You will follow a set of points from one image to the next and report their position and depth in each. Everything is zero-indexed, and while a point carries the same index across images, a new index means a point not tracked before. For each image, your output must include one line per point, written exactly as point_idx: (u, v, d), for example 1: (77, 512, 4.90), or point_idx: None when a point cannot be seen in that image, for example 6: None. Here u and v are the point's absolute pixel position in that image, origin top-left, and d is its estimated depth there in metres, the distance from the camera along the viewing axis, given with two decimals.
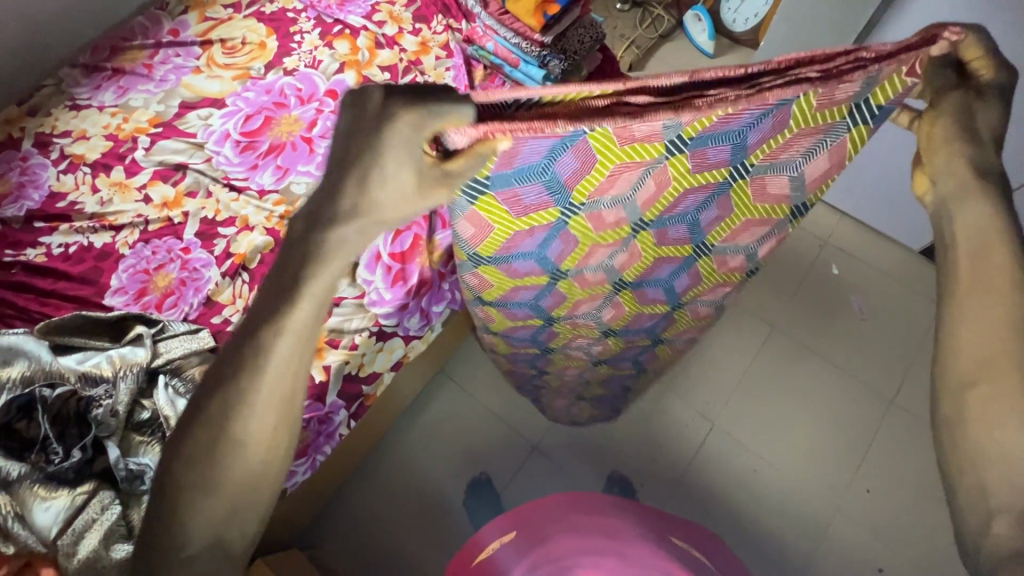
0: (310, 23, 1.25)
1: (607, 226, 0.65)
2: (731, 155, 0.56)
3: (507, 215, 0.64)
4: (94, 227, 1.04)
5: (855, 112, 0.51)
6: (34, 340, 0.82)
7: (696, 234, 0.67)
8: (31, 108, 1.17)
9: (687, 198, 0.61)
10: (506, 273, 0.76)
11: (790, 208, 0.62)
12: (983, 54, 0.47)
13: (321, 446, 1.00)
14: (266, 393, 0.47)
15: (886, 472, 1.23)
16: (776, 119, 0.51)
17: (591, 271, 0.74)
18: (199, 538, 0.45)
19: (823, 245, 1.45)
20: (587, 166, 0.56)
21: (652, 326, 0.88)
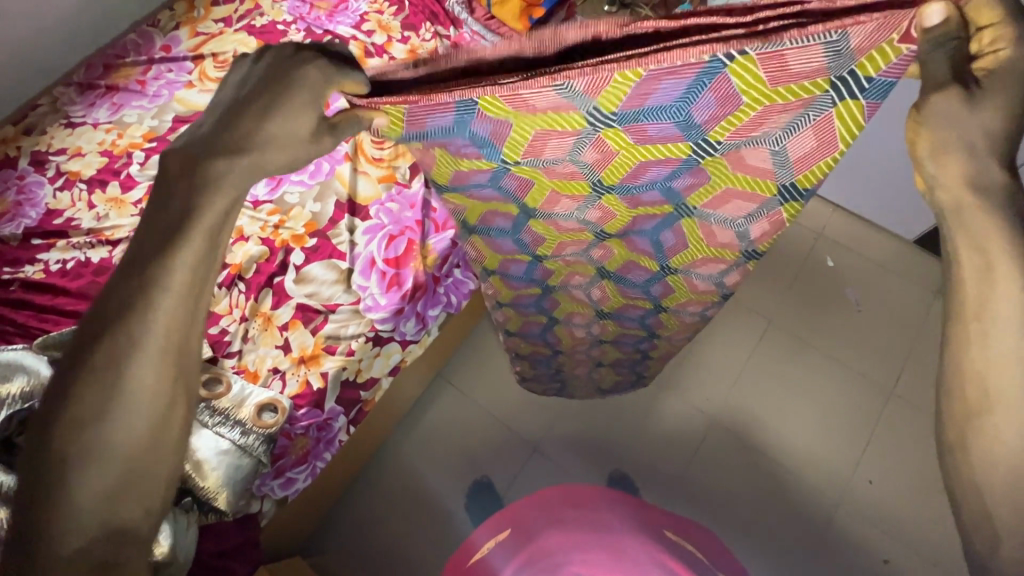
0: (300, 35, 1.27)
1: (560, 175, 0.62)
2: (683, 131, 0.53)
3: (442, 154, 0.62)
4: (91, 242, 1.05)
5: (840, 85, 0.45)
6: (34, 356, 0.83)
7: (672, 197, 0.62)
8: (26, 127, 1.19)
9: (650, 169, 0.58)
10: (470, 195, 0.70)
11: (778, 186, 0.56)
12: (998, 20, 0.40)
13: (321, 453, 1.00)
14: (164, 337, 0.47)
15: (887, 463, 1.23)
16: (718, 95, 0.48)
17: (562, 216, 0.70)
18: (83, 509, 0.43)
19: (817, 238, 1.45)
20: (503, 129, 0.55)
21: (646, 285, 0.81)
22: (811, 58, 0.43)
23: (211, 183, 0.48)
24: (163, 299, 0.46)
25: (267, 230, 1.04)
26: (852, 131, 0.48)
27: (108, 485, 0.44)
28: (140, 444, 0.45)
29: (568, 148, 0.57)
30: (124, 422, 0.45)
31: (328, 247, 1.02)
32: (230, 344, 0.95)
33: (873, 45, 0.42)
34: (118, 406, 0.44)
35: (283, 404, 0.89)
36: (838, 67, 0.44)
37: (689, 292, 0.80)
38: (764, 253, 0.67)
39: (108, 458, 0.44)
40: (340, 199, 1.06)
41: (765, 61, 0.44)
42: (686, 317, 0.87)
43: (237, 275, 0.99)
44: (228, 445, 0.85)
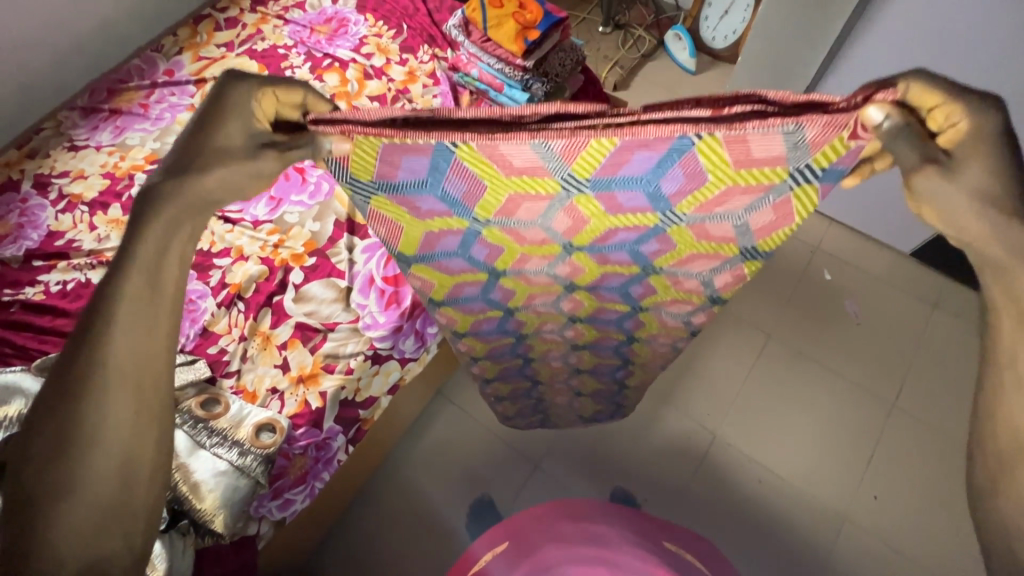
0: (301, 58, 1.31)
1: (532, 241, 0.61)
2: (651, 203, 0.52)
3: (409, 216, 0.57)
4: (91, 264, 1.06)
5: (797, 175, 0.47)
6: (32, 378, 0.84)
7: (640, 259, 0.62)
8: (30, 151, 1.20)
9: (617, 235, 0.58)
10: (439, 270, 0.67)
11: (738, 248, 0.57)
12: (944, 100, 0.40)
13: (319, 473, 0.99)
14: (117, 364, 0.43)
15: (893, 477, 1.22)
16: (686, 171, 0.48)
17: (532, 272, 0.68)
18: (63, 549, 0.40)
19: (814, 251, 1.47)
20: (477, 190, 0.53)
21: (620, 320, 0.78)
22: (770, 146, 0.44)
23: (153, 211, 0.45)
24: (116, 327, 0.43)
25: (267, 249, 1.05)
26: (807, 207, 0.49)
27: (86, 524, 0.41)
28: (113, 479, 0.42)
29: (540, 212, 0.55)
30: (90, 457, 0.41)
31: (326, 266, 1.04)
32: (229, 364, 0.95)
33: (825, 141, 0.44)
34: (82, 432, 0.41)
35: (281, 424, 0.89)
36: (796, 159, 0.45)
37: (660, 325, 0.78)
38: (727, 300, 0.68)
39: (74, 498, 0.40)
40: (339, 218, 1.08)
41: (731, 144, 0.45)
42: (658, 347, 0.85)
43: (237, 295, 1.01)
44: (225, 465, 0.83)
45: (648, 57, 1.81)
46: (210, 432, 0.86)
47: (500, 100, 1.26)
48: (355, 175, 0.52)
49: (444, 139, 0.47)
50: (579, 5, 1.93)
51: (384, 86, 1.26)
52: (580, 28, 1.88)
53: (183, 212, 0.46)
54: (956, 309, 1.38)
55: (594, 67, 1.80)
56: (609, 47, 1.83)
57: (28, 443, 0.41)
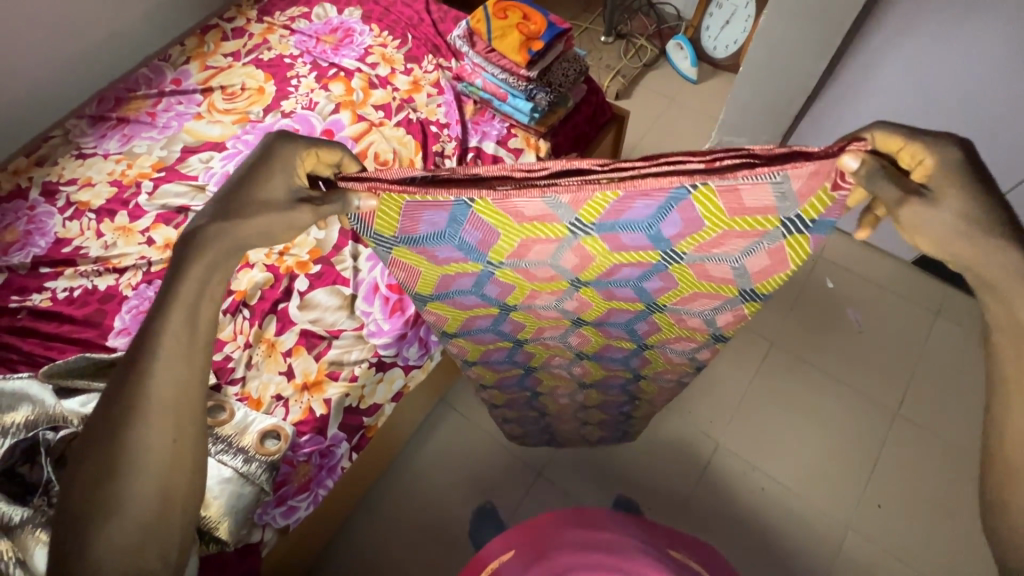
0: (307, 68, 1.32)
1: (541, 279, 0.60)
2: (653, 243, 0.53)
3: (427, 262, 0.59)
4: (98, 270, 1.07)
5: (789, 223, 0.49)
6: (38, 385, 0.85)
7: (644, 296, 0.62)
8: (38, 159, 1.22)
9: (622, 270, 0.58)
10: (451, 303, 0.68)
11: (738, 289, 0.58)
12: (906, 143, 0.43)
13: (323, 480, 0.99)
14: (157, 398, 0.47)
15: (896, 485, 1.22)
16: (684, 216, 0.49)
17: (541, 306, 0.67)
18: (107, 564, 0.43)
19: (816, 260, 1.48)
20: (491, 237, 0.54)
21: (626, 359, 0.79)
22: (762, 198, 0.47)
23: (186, 258, 0.49)
24: (157, 365, 0.47)
25: (272, 256, 1.06)
26: (800, 256, 0.51)
27: (127, 540, 0.44)
28: (151, 501, 0.46)
29: (551, 253, 0.56)
30: (130, 482, 0.45)
31: (331, 274, 1.05)
32: (233, 371, 0.95)
33: (811, 192, 0.46)
34: (125, 458, 0.45)
35: (286, 431, 0.89)
36: (785, 210, 0.47)
37: (666, 361, 0.77)
38: (730, 338, 0.68)
39: (117, 517, 0.44)
40: (344, 226, 1.09)
41: (725, 194, 0.47)
42: (665, 383, 0.85)
43: (242, 302, 1.01)
44: (230, 473, 0.84)
45: (650, 66, 1.82)
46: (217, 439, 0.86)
47: (503, 110, 1.26)
48: (382, 230, 0.55)
49: (464, 196, 0.50)
50: (581, 15, 1.95)
51: (388, 95, 1.27)
52: (582, 38, 1.90)
53: (221, 256, 0.50)
54: (958, 317, 1.38)
55: (596, 76, 1.81)
56: (611, 56, 1.84)
57: (81, 467, 0.46)
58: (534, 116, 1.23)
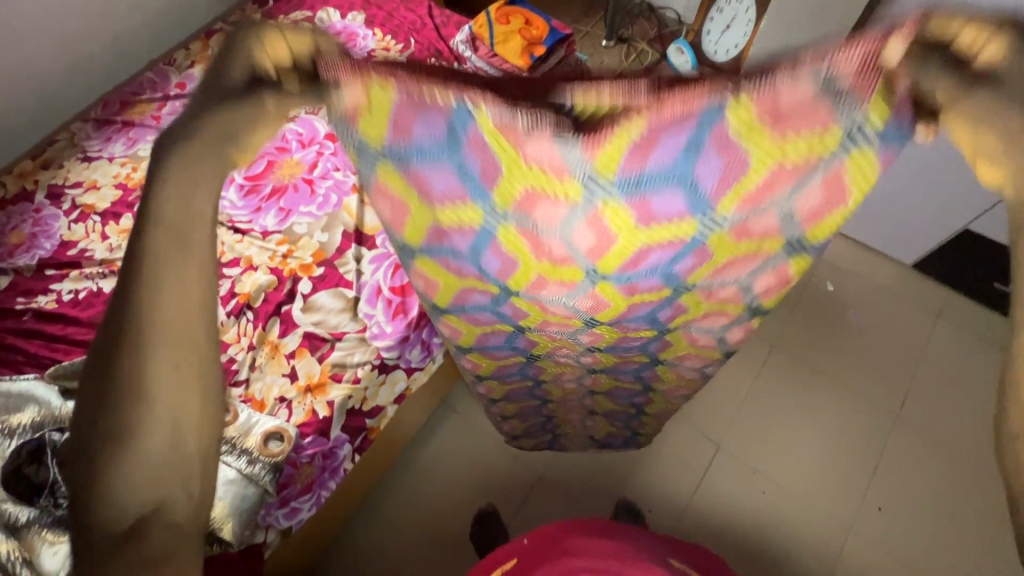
0: None
1: (551, 257, 0.50)
2: (687, 206, 0.44)
3: (419, 201, 0.47)
4: (103, 273, 1.07)
5: (852, 136, 0.38)
6: (45, 386, 0.86)
7: (672, 281, 0.52)
8: (43, 161, 1.23)
9: (650, 255, 0.48)
10: (447, 269, 0.56)
11: (783, 242, 0.48)
12: (960, 20, 0.32)
13: (326, 481, 1.00)
14: (163, 319, 0.37)
15: (896, 488, 1.22)
16: (721, 152, 0.39)
17: (550, 301, 0.58)
18: (125, 501, 0.37)
19: (817, 262, 1.47)
20: (494, 173, 0.43)
21: (638, 369, 0.76)
22: (814, 103, 0.36)
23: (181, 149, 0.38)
24: (165, 281, 0.38)
25: (276, 259, 1.07)
26: (863, 182, 0.41)
27: (148, 474, 0.37)
28: (169, 431, 0.38)
29: (559, 218, 0.46)
30: (141, 411, 0.37)
31: (334, 276, 1.05)
32: (238, 372, 0.96)
33: (869, 88, 0.35)
34: (137, 385, 0.37)
35: (290, 432, 0.90)
36: (847, 114, 0.37)
37: (689, 347, 0.69)
38: (771, 309, 0.60)
39: (135, 448, 0.37)
40: (347, 229, 1.10)
41: (763, 104, 0.36)
42: (685, 372, 0.77)
43: (247, 304, 1.02)
44: (234, 474, 0.86)
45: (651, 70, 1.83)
46: None
47: None
48: (365, 137, 0.42)
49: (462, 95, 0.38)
50: (582, 19, 1.96)
51: None
52: (583, 42, 1.90)
53: (204, 152, 0.38)
54: (957, 320, 1.39)
55: None
56: (612, 60, 1.85)
57: (92, 393, 0.37)
58: None
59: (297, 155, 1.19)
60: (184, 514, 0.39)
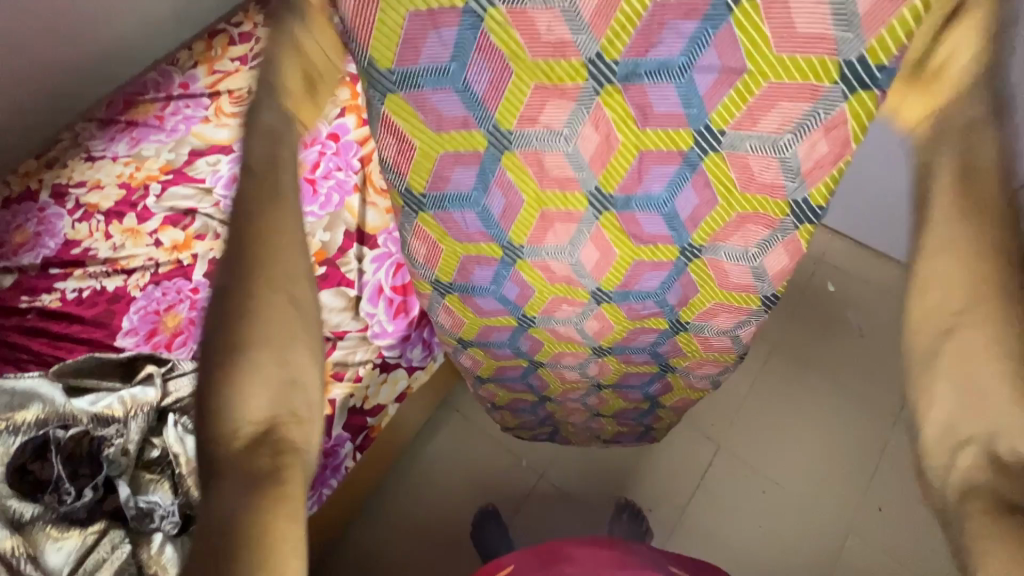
0: None
1: (555, 180, 0.51)
2: (683, 106, 0.43)
3: (426, 132, 0.48)
4: (107, 272, 1.08)
5: (849, 72, 0.38)
6: (49, 384, 0.85)
7: (676, 229, 0.53)
8: (48, 161, 1.23)
9: (650, 169, 0.49)
10: (450, 230, 0.57)
11: (839, 65, 0.37)
12: None
13: (327, 480, 1.01)
14: (265, 278, 0.47)
15: (897, 489, 1.22)
16: (721, 48, 0.39)
17: (552, 254, 0.59)
18: (247, 424, 0.47)
19: (817, 263, 1.47)
20: (502, 78, 0.44)
21: (645, 386, 0.81)
22: (819, 13, 0.36)
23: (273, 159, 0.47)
24: (268, 252, 0.47)
25: None
26: None
27: (266, 400, 0.48)
28: (277, 374, 0.48)
29: (565, 119, 0.46)
30: (256, 357, 0.47)
31: (336, 275, 1.06)
32: None
33: (884, 15, 0.35)
34: (249, 338, 0.47)
35: None
36: (848, 47, 0.37)
37: (703, 350, 0.70)
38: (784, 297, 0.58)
39: (252, 382, 0.47)
40: (349, 228, 1.10)
41: (770, 9, 0.36)
42: (713, 339, 0.68)
43: None
44: None
45: None
46: (184, 417, 0.86)
47: None
48: (374, 60, 0.43)
49: None
50: None
51: None
52: None
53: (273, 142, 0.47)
54: None
55: None
56: None
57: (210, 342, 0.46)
58: None
59: (300, 155, 1.20)
60: (301, 430, 0.49)
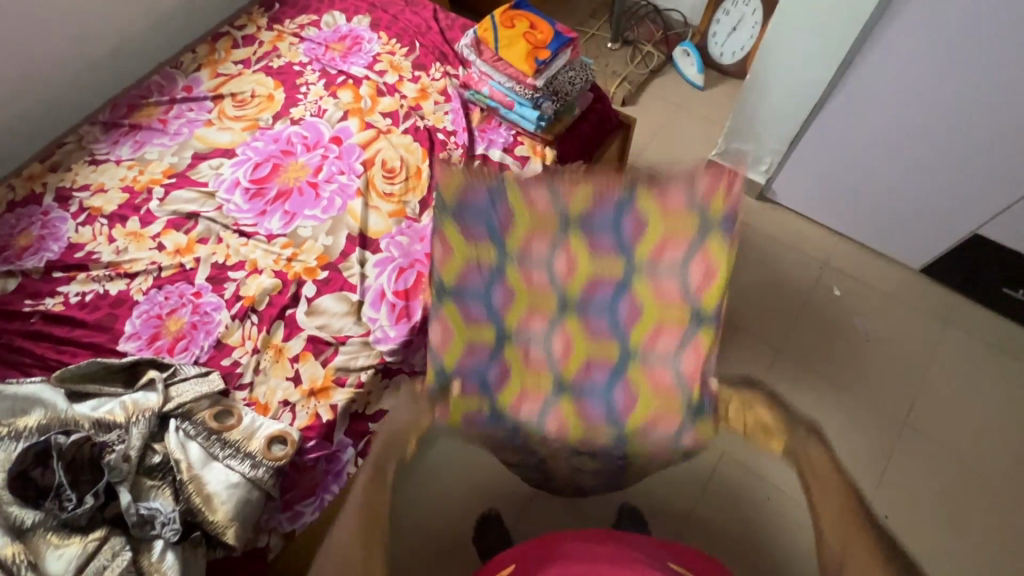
0: (316, 75, 1.34)
1: (540, 215, 0.81)
2: (614, 235, 0.80)
3: (460, 184, 0.79)
4: (110, 275, 1.08)
5: (703, 234, 0.78)
6: (51, 388, 0.87)
7: (619, 245, 0.80)
8: (52, 164, 1.24)
9: (597, 216, 0.80)
10: (463, 234, 0.80)
11: (692, 223, 0.78)
12: None
13: (330, 485, 0.97)
14: (379, 506, 0.74)
15: (905, 496, 1.21)
16: (635, 220, 0.79)
17: (534, 266, 0.82)
18: None
19: (823, 267, 1.49)
20: (516, 221, 0.80)
21: (617, 435, 0.83)
22: (689, 204, 0.77)
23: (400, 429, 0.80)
24: (383, 488, 0.76)
25: (280, 263, 1.08)
26: (721, 200, 0.76)
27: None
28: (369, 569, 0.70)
29: (548, 194, 0.80)
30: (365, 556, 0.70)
31: (339, 280, 1.06)
32: (242, 376, 0.96)
33: (710, 193, 0.76)
34: (363, 541, 0.71)
35: (292, 437, 0.90)
36: (690, 220, 0.78)
37: (652, 394, 0.82)
38: (714, 312, 0.80)
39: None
40: (352, 232, 1.10)
41: (657, 201, 0.78)
42: (657, 373, 0.82)
43: (251, 307, 1.02)
44: (238, 478, 0.85)
45: (657, 72, 1.82)
46: (185, 423, 0.88)
47: (509, 118, 1.27)
48: (444, 195, 0.79)
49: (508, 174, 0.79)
50: (588, 21, 1.96)
51: (396, 102, 1.29)
52: (589, 44, 1.90)
53: (405, 419, 0.80)
54: (965, 326, 1.40)
55: (603, 82, 1.81)
56: (617, 62, 1.84)
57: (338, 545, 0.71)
58: (541, 124, 1.24)
59: (302, 158, 1.20)
60: None
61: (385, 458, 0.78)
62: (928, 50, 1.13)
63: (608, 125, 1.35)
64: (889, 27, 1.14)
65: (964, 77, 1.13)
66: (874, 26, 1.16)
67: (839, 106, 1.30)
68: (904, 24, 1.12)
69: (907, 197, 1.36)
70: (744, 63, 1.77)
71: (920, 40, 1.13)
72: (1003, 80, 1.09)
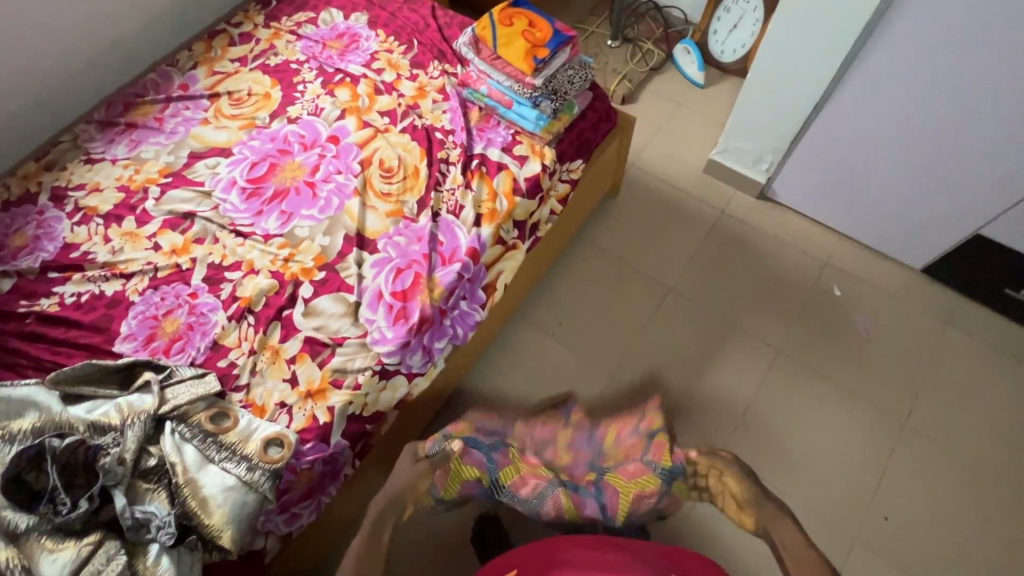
0: (313, 73, 1.33)
1: (541, 430, 1.15)
2: (588, 433, 1.15)
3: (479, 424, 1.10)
4: (106, 276, 1.07)
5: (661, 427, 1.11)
6: (45, 391, 0.85)
7: (594, 437, 1.13)
8: (47, 163, 1.23)
9: (582, 436, 1.14)
10: (487, 419, 1.14)
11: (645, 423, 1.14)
12: None
13: (326, 487, 0.99)
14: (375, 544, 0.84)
15: (904, 497, 1.20)
16: (608, 429, 1.14)
17: (533, 432, 1.13)
18: None
19: (823, 267, 1.48)
20: (525, 428, 1.15)
21: (599, 494, 0.96)
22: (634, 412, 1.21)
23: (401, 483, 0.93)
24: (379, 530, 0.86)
25: (277, 263, 1.07)
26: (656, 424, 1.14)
27: None
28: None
29: (551, 425, 1.17)
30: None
31: (335, 281, 1.05)
32: (238, 377, 0.96)
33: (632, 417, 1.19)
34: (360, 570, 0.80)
35: (289, 439, 0.89)
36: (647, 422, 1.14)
37: (628, 481, 0.97)
38: (676, 466, 0.95)
39: None
40: (349, 233, 1.10)
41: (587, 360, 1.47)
42: (637, 466, 0.99)
43: (248, 308, 1.02)
44: (234, 481, 0.85)
45: (657, 70, 1.81)
46: (181, 425, 0.88)
47: (508, 117, 1.25)
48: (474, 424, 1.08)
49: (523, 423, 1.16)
50: (588, 18, 1.94)
51: (394, 101, 1.28)
52: (589, 42, 1.88)
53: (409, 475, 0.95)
54: (966, 327, 1.39)
55: (603, 80, 1.80)
56: (618, 60, 1.83)
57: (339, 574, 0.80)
58: (540, 123, 1.21)
59: (299, 158, 1.19)
60: None
61: (383, 517, 0.88)
62: (927, 55, 1.12)
63: (608, 118, 1.35)
64: (890, 28, 1.13)
65: (964, 80, 1.12)
66: (876, 27, 1.14)
67: (839, 105, 1.29)
68: (905, 24, 1.11)
69: (906, 197, 1.36)
70: (745, 62, 1.75)
71: (921, 42, 1.11)
72: (1003, 84, 1.09)
